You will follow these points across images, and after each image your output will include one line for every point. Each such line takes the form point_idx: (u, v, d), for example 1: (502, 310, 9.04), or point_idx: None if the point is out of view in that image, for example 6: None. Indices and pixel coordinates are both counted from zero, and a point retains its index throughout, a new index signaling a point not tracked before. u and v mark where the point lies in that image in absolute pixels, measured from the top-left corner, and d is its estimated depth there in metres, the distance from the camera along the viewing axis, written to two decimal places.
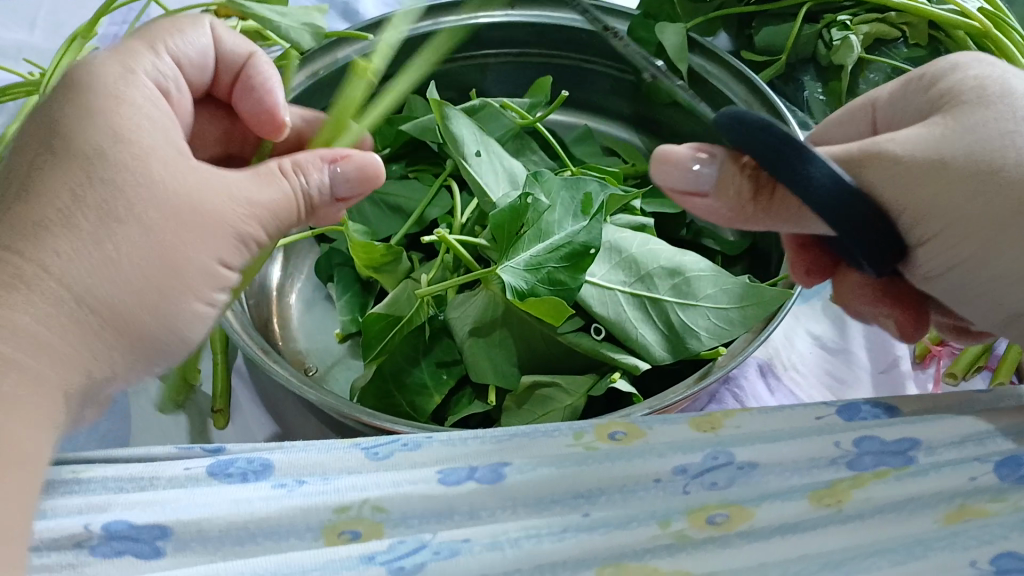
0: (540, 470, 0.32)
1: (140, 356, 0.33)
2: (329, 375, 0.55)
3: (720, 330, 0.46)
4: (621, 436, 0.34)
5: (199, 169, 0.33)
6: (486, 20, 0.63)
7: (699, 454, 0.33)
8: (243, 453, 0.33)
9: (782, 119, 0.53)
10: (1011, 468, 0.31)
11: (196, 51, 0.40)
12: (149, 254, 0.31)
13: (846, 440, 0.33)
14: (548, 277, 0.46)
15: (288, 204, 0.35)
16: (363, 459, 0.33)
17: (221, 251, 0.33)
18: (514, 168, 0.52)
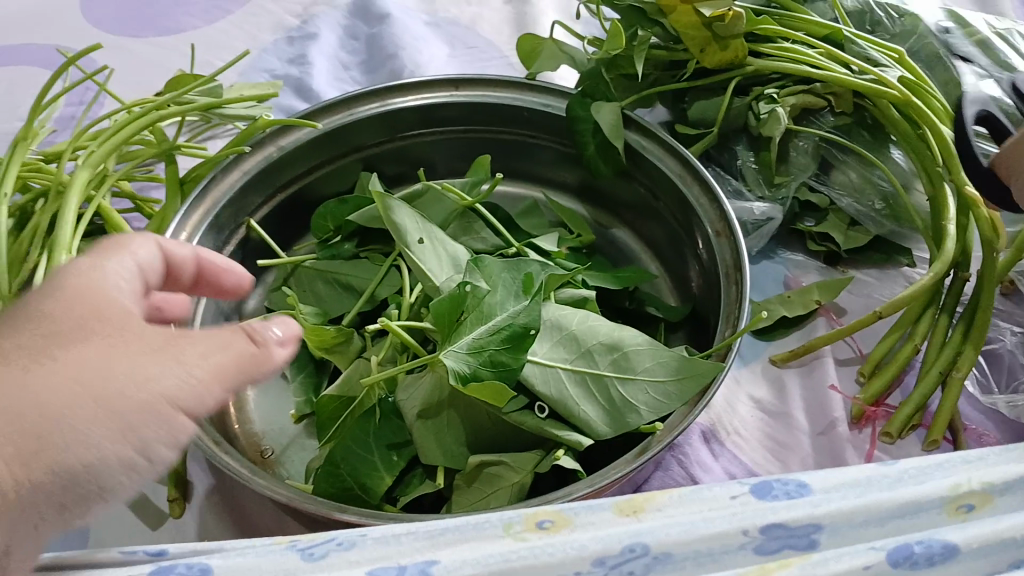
0: (462, 569, 0.35)
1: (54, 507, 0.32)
2: (284, 458, 0.56)
3: (658, 404, 0.48)
4: (548, 524, 0.38)
5: (138, 357, 0.34)
6: (431, 101, 0.65)
7: (619, 546, 0.37)
8: (185, 557, 0.36)
9: (713, 194, 0.56)
10: (904, 555, 0.37)
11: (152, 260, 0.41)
12: (43, 431, 0.31)
13: (754, 528, 0.37)
14: (489, 360, 0.47)
15: (240, 360, 0.36)
16: (298, 561, 0.36)
17: (119, 428, 0.33)
18: (456, 250, 0.54)
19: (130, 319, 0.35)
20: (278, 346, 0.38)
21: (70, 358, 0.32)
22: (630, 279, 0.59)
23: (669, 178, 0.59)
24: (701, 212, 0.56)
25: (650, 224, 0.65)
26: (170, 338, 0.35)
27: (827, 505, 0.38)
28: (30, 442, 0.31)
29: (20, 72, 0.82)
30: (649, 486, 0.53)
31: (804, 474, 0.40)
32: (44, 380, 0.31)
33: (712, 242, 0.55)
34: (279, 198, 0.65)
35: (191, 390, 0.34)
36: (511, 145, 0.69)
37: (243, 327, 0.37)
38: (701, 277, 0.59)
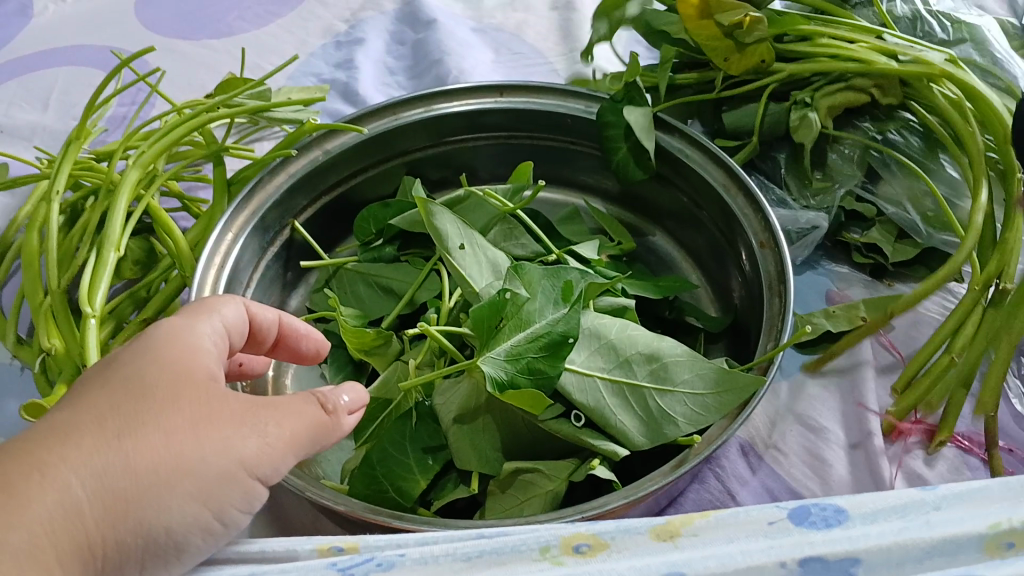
0: None
1: (137, 561, 0.34)
2: (321, 457, 0.56)
3: (696, 416, 0.47)
4: (585, 549, 0.37)
5: (218, 423, 0.35)
6: (475, 107, 0.65)
7: (657, 573, 0.35)
8: (225, 574, 0.36)
9: (758, 206, 0.55)
10: None
11: (237, 323, 0.42)
12: (135, 493, 0.33)
13: (792, 561, 0.35)
14: (526, 368, 0.47)
15: (316, 427, 0.38)
16: None
17: (199, 489, 0.34)
18: (496, 257, 0.54)
19: (212, 384, 0.36)
20: (347, 414, 0.40)
21: (177, 428, 0.34)
22: (670, 289, 0.58)
23: (713, 188, 0.59)
24: (745, 222, 0.56)
25: (691, 233, 0.65)
26: (252, 410, 0.36)
27: (862, 534, 0.37)
28: (125, 505, 0.33)
29: (76, 71, 0.85)
30: (686, 499, 0.52)
31: (840, 500, 0.39)
32: (144, 445, 0.33)
33: (756, 253, 0.54)
34: (322, 200, 0.66)
35: (265, 456, 0.36)
36: (553, 151, 0.69)
37: (315, 392, 0.39)
38: (743, 289, 0.58)
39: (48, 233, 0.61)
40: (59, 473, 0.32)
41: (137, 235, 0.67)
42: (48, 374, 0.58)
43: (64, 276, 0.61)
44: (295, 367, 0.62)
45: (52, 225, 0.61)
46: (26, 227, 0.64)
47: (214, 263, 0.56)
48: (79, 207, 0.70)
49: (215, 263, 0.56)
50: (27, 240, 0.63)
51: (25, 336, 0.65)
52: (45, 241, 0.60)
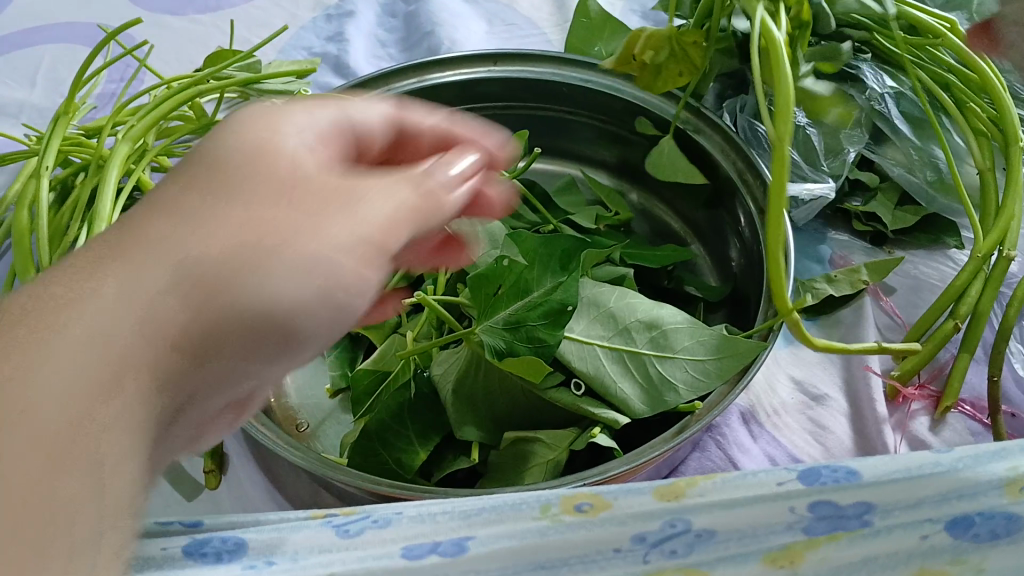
0: (500, 543, 0.35)
1: (236, 350, 0.31)
2: (319, 431, 0.56)
3: (697, 382, 0.47)
4: (587, 507, 0.35)
5: (276, 204, 0.31)
6: (469, 77, 0.64)
7: (658, 522, 0.35)
8: (218, 530, 0.35)
9: (758, 171, 0.54)
10: (964, 528, 0.35)
11: (314, 134, 0.35)
12: (214, 279, 0.29)
13: (801, 505, 0.35)
14: (526, 335, 0.47)
15: (422, 200, 0.33)
16: (333, 536, 0.35)
17: (261, 235, 0.30)
18: (493, 228, 0.54)
19: (293, 188, 0.32)
20: (457, 184, 0.35)
21: (213, 241, 0.29)
22: (669, 258, 0.58)
23: (711, 154, 0.58)
24: (745, 189, 0.55)
25: (689, 202, 0.64)
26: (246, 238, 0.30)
27: (882, 491, 0.35)
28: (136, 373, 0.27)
29: (63, 47, 0.83)
30: (686, 465, 0.52)
31: (857, 460, 0.36)
32: (146, 269, 0.29)
33: (755, 220, 0.54)
34: None
35: (361, 231, 0.31)
36: (548, 121, 0.68)
37: (415, 175, 0.34)
38: (742, 256, 0.58)
39: (38, 211, 0.60)
40: (85, 296, 0.28)
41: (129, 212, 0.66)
42: None
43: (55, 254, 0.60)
44: None
45: (41, 203, 0.60)
46: (16, 206, 0.63)
47: None
48: (69, 184, 0.69)
49: None
50: (17, 218, 0.63)
51: None
52: (35, 218, 0.59)
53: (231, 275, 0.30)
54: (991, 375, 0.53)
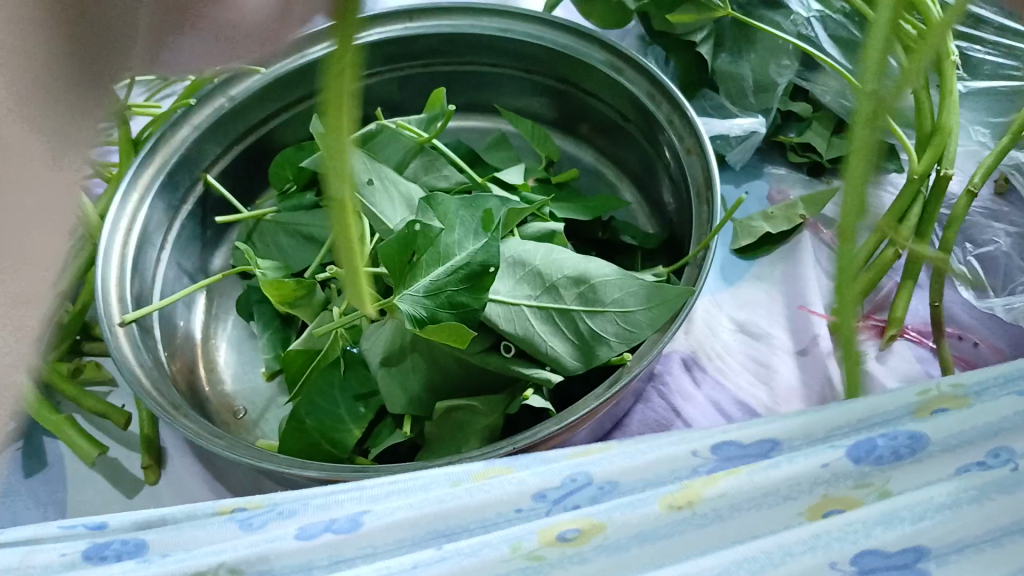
0: (396, 513, 0.33)
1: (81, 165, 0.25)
2: (261, 419, 0.55)
3: (628, 334, 0.46)
4: (495, 473, 0.35)
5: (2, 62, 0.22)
6: (382, 37, 0.60)
7: (559, 478, 0.34)
8: (121, 530, 0.33)
9: (682, 111, 0.53)
10: (866, 451, 0.34)
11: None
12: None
13: (704, 448, 0.36)
14: (448, 301, 0.45)
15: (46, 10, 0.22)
16: (235, 529, 0.32)
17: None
18: (412, 189, 0.51)
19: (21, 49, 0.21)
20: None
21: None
22: (602, 210, 0.56)
23: (636, 99, 0.57)
24: (671, 129, 0.54)
25: (621, 144, 0.62)
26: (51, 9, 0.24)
27: (784, 425, 0.36)
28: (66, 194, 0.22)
29: None
30: (630, 418, 0.51)
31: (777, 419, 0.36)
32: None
33: (682, 160, 0.53)
34: (234, 152, 0.63)
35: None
36: (472, 76, 0.65)
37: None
38: (674, 198, 0.56)
39: None
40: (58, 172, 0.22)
41: None
42: None
43: None
44: (226, 329, 0.60)
45: None
46: None
47: (122, 226, 0.54)
48: None
49: (122, 227, 0.54)
50: None
51: None
52: None
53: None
54: (933, 300, 0.52)
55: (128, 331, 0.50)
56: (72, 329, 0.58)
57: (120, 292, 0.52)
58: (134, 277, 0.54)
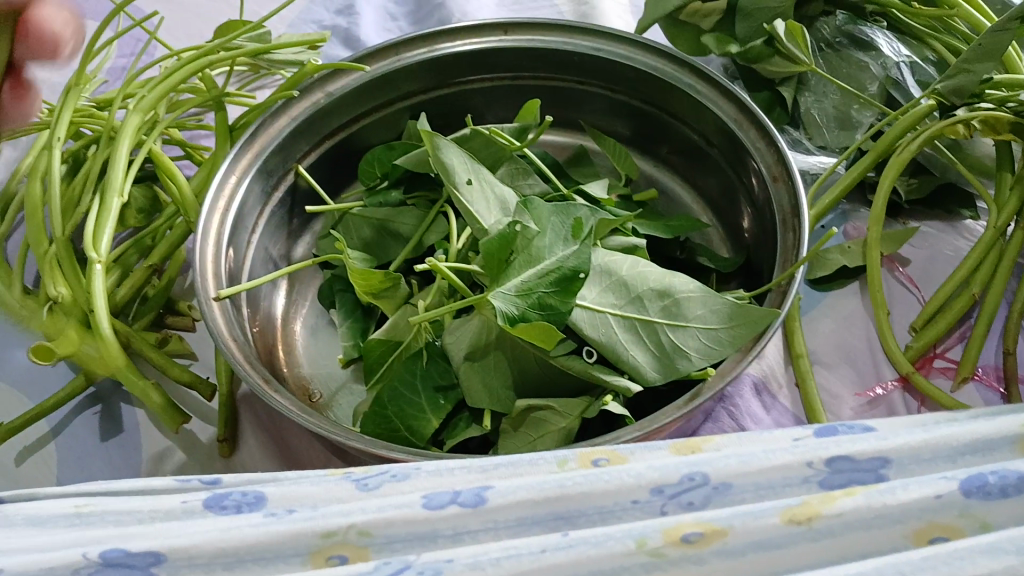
0: (518, 492, 0.32)
1: None
2: (333, 402, 0.57)
3: (709, 350, 0.47)
4: (603, 462, 0.34)
5: None
6: (478, 47, 0.63)
7: (676, 474, 0.33)
8: (237, 487, 0.33)
9: (771, 139, 0.54)
10: (977, 485, 0.31)
11: None
12: None
13: (817, 460, 0.34)
14: (538, 302, 0.46)
15: None
16: (353, 489, 0.33)
17: None
18: (505, 193, 0.52)
19: None
20: None
21: None
22: (682, 228, 0.57)
23: (724, 124, 0.58)
24: (758, 156, 0.55)
25: (703, 169, 0.63)
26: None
27: (891, 445, 0.34)
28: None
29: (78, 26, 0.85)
30: (699, 434, 0.52)
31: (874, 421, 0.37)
32: None
33: (769, 187, 0.54)
34: (325, 145, 0.65)
35: None
36: (560, 93, 0.67)
37: None
38: (756, 225, 0.57)
39: (53, 183, 0.60)
40: None
41: (140, 184, 0.65)
42: (55, 322, 0.57)
43: (70, 228, 0.60)
44: (303, 313, 0.62)
45: (56, 174, 0.60)
46: (28, 178, 0.62)
47: (220, 207, 0.56)
48: (81, 157, 0.68)
49: (219, 208, 0.56)
50: (29, 192, 0.62)
51: (30, 286, 0.64)
52: (49, 189, 0.59)
53: None
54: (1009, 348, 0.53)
55: (222, 306, 0.52)
56: (159, 301, 0.60)
57: (215, 269, 0.53)
58: (229, 256, 0.56)
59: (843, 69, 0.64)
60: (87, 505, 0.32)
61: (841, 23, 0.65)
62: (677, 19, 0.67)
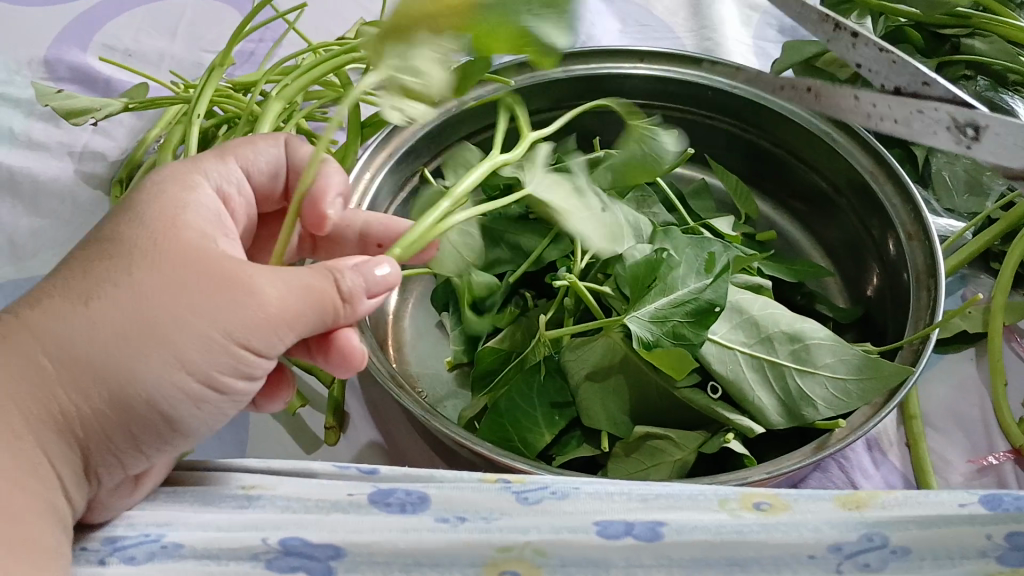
0: (692, 534, 0.36)
1: (101, 271, 0.34)
2: (436, 400, 0.57)
3: (836, 401, 0.46)
4: (766, 507, 0.38)
5: (191, 267, 0.34)
6: (615, 70, 0.63)
7: (856, 534, 0.36)
8: (401, 485, 0.40)
9: (909, 196, 0.54)
10: None
11: (207, 214, 0.38)
12: (80, 354, 0.32)
13: (1000, 533, 0.34)
14: (673, 331, 0.46)
15: (146, 241, 0.35)
16: (512, 501, 0.39)
17: (135, 331, 0.32)
18: (641, 221, 0.54)
19: (206, 262, 0.34)
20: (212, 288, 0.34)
21: (181, 278, 0.33)
22: (807, 273, 0.57)
23: (861, 177, 0.57)
24: (893, 214, 0.54)
25: (829, 217, 0.63)
26: (223, 280, 0.34)
27: None
28: (84, 378, 0.32)
29: (205, 6, 0.87)
30: (807, 483, 0.51)
31: None
32: (112, 298, 0.33)
33: (903, 245, 0.53)
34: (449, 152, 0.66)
35: (246, 324, 0.34)
36: (687, 126, 0.67)
37: (202, 294, 0.33)
38: (882, 280, 0.57)
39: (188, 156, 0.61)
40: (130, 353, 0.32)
41: None
42: None
43: None
44: (413, 313, 0.63)
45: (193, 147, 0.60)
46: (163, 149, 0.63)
47: (353, 201, 0.57)
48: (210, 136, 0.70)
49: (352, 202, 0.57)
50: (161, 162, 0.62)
51: None
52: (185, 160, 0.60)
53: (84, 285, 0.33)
54: None
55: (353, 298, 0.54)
56: None
57: None
58: None
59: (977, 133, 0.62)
60: (255, 489, 0.39)
61: (981, 89, 0.64)
62: (811, 66, 0.69)
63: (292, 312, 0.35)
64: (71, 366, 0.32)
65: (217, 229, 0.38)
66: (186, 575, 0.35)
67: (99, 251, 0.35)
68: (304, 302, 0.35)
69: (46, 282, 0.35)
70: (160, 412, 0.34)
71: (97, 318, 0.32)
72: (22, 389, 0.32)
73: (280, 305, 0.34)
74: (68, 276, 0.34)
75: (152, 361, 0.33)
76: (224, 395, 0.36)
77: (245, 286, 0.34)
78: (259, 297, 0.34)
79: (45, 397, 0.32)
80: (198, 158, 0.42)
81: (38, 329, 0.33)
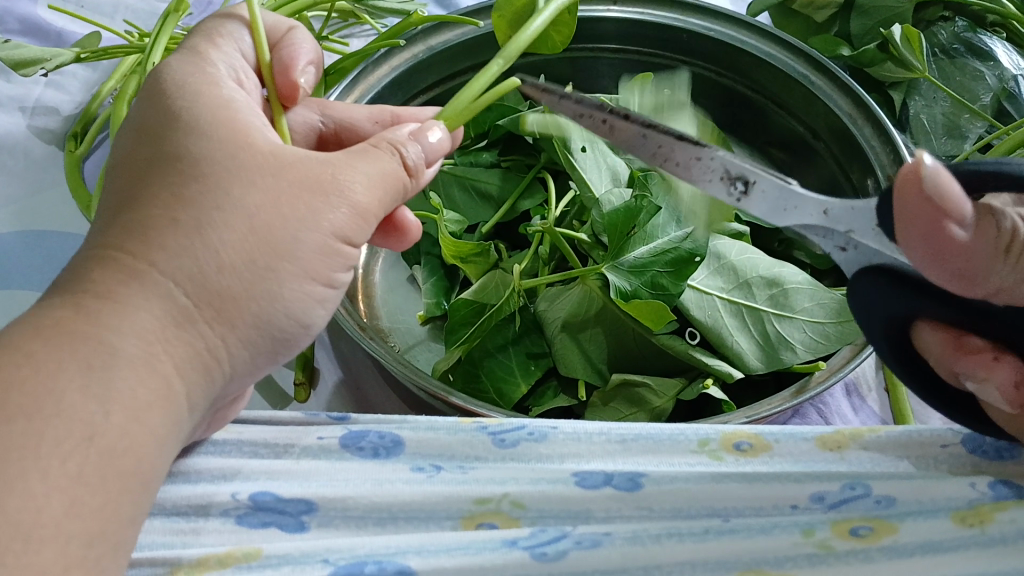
0: (673, 484, 0.36)
1: (193, 189, 0.31)
2: (409, 355, 0.56)
3: (816, 345, 0.45)
4: (746, 447, 0.37)
5: (286, 170, 0.32)
6: (586, 15, 0.61)
7: (838, 483, 0.35)
8: (371, 425, 0.39)
9: (888, 138, 0.53)
10: None
11: (251, 109, 0.34)
12: (222, 281, 0.30)
13: (982, 482, 0.34)
14: (652, 281, 0.45)
15: (221, 147, 0.31)
16: (489, 444, 0.38)
17: (264, 249, 0.31)
18: (615, 165, 0.53)
19: (295, 162, 0.32)
20: (316, 189, 0.32)
21: (284, 184, 0.31)
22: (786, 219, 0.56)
23: (839, 120, 0.56)
24: (873, 156, 0.53)
25: (808, 163, 0.62)
26: (323, 178, 0.32)
27: None
28: (225, 308, 0.30)
29: None
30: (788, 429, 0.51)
31: None
32: (226, 219, 0.30)
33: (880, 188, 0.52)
34: (418, 99, 0.63)
35: (358, 220, 0.33)
36: (662, 72, 0.65)
37: (313, 197, 0.31)
38: None
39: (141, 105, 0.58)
40: (264, 274, 0.31)
41: None
42: None
43: None
44: (383, 267, 0.62)
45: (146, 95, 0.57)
46: (116, 98, 0.60)
47: None
48: None
49: None
50: (114, 112, 0.59)
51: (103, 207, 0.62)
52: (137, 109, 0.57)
53: (182, 206, 0.30)
54: None
55: None
56: None
57: None
58: None
59: (955, 76, 0.61)
60: (219, 433, 0.37)
61: (959, 30, 0.63)
62: (788, 8, 0.68)
63: (391, 197, 0.34)
64: (205, 299, 0.30)
65: (266, 121, 0.35)
66: (152, 531, 0.33)
67: (166, 166, 0.31)
68: (400, 182, 0.34)
69: (127, 214, 0.31)
70: (294, 325, 0.33)
71: (217, 245, 0.30)
72: (161, 331, 0.29)
73: (381, 190, 0.33)
74: (156, 201, 0.30)
75: (283, 275, 0.31)
76: (334, 295, 0.35)
77: (346, 179, 0.32)
78: (364, 188, 0.32)
79: (188, 338, 0.30)
80: (196, 48, 0.37)
81: (163, 267, 0.30)
